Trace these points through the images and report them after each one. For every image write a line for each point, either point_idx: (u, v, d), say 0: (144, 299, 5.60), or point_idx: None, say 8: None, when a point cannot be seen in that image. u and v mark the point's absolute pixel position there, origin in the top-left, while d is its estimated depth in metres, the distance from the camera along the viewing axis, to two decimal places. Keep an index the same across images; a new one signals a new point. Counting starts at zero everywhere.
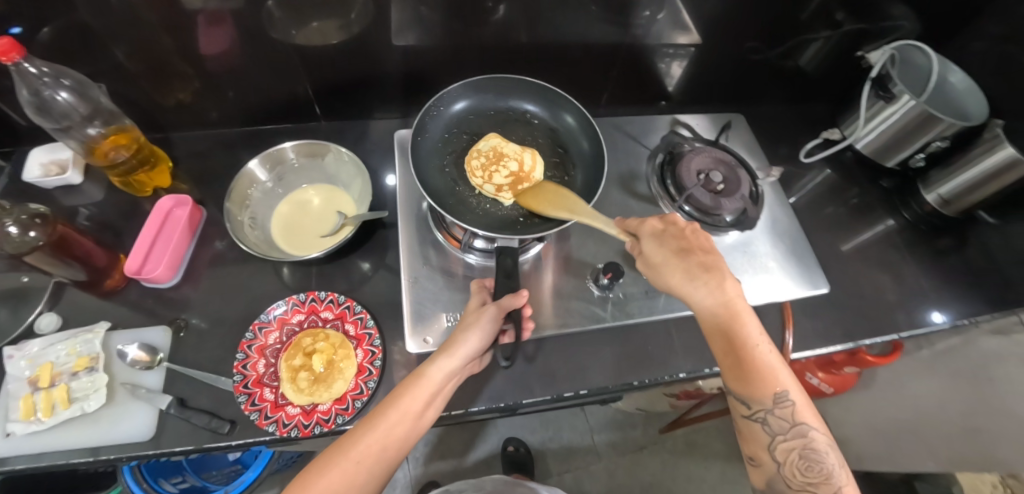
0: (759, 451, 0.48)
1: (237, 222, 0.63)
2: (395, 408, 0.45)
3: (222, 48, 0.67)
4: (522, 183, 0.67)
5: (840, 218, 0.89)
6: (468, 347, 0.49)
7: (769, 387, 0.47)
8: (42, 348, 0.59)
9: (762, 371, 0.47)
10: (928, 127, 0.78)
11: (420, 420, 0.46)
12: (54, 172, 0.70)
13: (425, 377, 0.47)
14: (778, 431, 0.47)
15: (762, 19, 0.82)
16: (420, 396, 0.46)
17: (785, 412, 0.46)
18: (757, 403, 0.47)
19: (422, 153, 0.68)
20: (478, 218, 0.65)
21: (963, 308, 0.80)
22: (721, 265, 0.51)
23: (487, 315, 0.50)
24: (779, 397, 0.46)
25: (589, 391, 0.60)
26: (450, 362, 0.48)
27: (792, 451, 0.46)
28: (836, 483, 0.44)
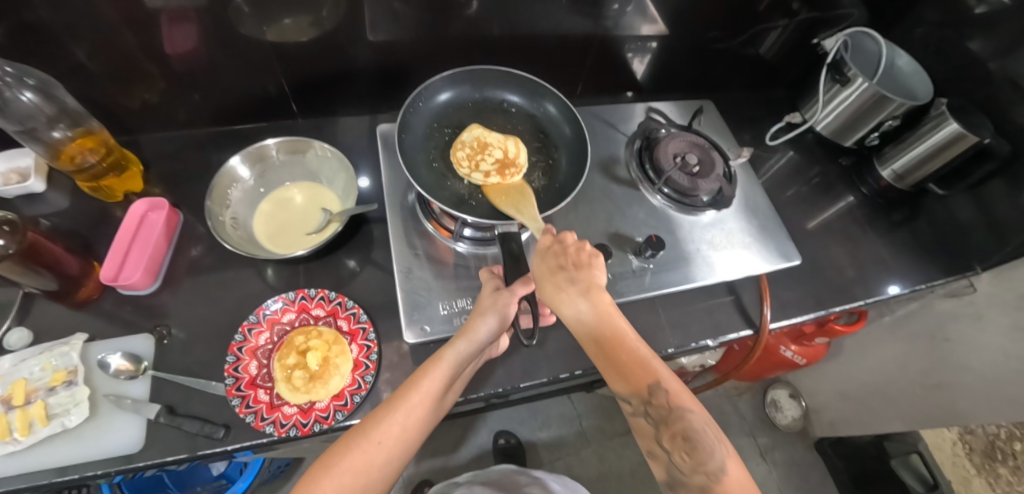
0: (651, 444, 0.44)
1: (219, 222, 0.61)
2: (416, 391, 0.46)
3: (190, 47, 0.65)
4: (508, 169, 0.66)
5: (804, 197, 0.94)
6: (486, 330, 0.50)
7: (640, 377, 0.44)
8: (14, 364, 0.56)
9: (632, 363, 0.45)
10: (882, 106, 0.84)
11: (438, 403, 0.47)
12: (14, 180, 0.66)
13: (444, 359, 0.48)
14: (656, 419, 0.43)
15: (724, 9, 0.86)
16: (438, 378, 0.47)
17: (660, 398, 0.43)
18: (634, 395, 0.44)
19: (407, 147, 0.68)
20: (468, 207, 0.66)
21: (918, 274, 0.86)
22: (589, 273, 0.50)
23: (504, 299, 0.51)
24: (651, 384, 0.44)
25: (584, 371, 0.62)
26: (468, 347, 0.49)
27: (675, 435, 0.42)
28: (720, 459, 0.40)
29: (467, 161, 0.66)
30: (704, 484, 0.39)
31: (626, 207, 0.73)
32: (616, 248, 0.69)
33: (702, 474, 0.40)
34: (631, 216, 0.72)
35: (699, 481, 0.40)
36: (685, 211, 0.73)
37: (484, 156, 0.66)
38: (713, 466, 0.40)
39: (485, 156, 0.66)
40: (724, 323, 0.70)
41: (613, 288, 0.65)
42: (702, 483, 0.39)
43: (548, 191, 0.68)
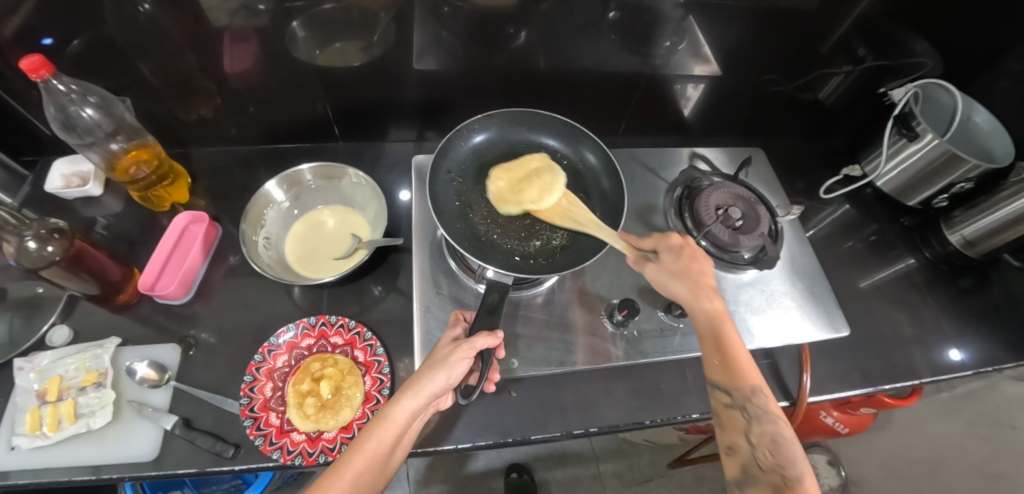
0: (736, 437, 0.47)
1: (251, 242, 0.63)
2: (362, 457, 0.43)
3: (245, 67, 0.68)
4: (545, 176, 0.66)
5: (858, 255, 0.87)
6: (434, 386, 0.46)
7: (748, 377, 0.47)
8: (51, 361, 0.59)
9: (744, 362, 0.49)
10: (953, 167, 0.76)
11: (384, 466, 0.44)
12: (75, 183, 0.71)
13: (387, 419, 0.45)
14: (753, 415, 0.46)
15: (783, 52, 0.82)
16: (384, 440, 0.44)
17: (761, 402, 0.47)
18: (735, 390, 0.48)
19: (438, 176, 0.67)
20: (482, 248, 0.63)
21: (987, 353, 0.77)
22: (710, 278, 0.54)
23: (457, 353, 0.47)
24: (756, 387, 0.47)
25: (600, 430, 0.58)
26: (414, 401, 0.45)
27: (764, 436, 0.45)
28: (803, 470, 0.43)
29: (535, 193, 0.64)
30: (777, 482, 0.42)
31: None
32: (647, 302, 0.63)
33: (778, 473, 0.43)
34: None
35: (773, 478, 0.43)
36: (724, 268, 0.69)
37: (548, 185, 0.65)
38: (792, 470, 0.43)
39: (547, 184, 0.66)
40: None
41: (637, 347, 0.60)
42: (777, 480, 0.42)
43: (568, 253, 0.63)
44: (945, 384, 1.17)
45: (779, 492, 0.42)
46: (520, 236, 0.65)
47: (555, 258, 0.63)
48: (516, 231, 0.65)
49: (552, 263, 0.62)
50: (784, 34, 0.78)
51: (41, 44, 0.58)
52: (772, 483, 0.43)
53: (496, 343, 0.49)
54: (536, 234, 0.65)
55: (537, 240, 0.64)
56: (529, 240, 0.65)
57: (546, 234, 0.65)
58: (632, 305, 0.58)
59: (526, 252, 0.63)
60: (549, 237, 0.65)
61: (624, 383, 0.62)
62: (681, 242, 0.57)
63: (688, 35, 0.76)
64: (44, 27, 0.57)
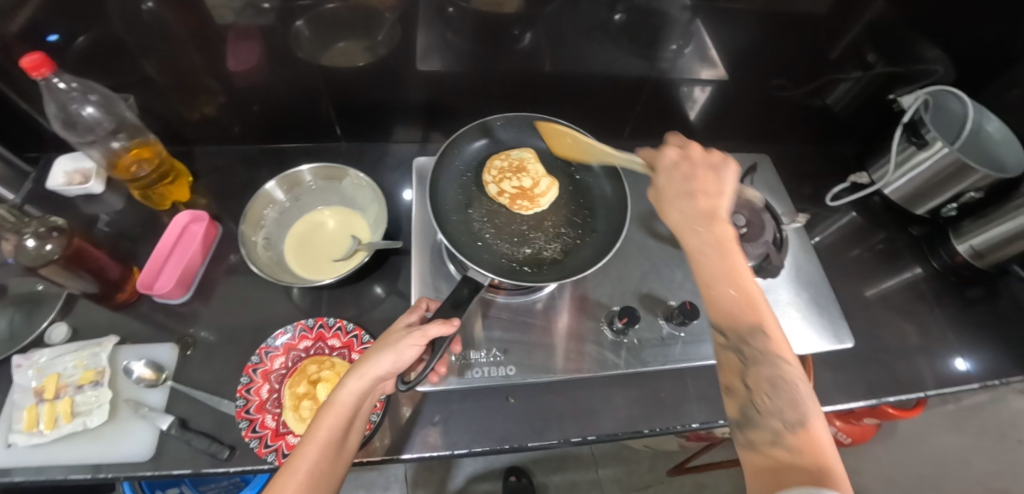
0: (731, 377, 0.42)
1: (249, 242, 0.62)
2: (315, 446, 0.41)
3: (249, 66, 0.67)
4: (521, 200, 0.66)
5: (864, 264, 0.86)
6: (380, 368, 0.45)
7: (744, 316, 0.42)
8: (50, 358, 0.59)
9: (741, 298, 0.42)
10: (963, 177, 0.75)
11: (340, 451, 0.43)
12: (77, 181, 0.71)
13: (335, 405, 0.43)
14: (750, 355, 0.41)
15: (791, 57, 0.81)
16: (334, 425, 0.42)
17: (761, 343, 0.41)
18: (730, 331, 0.42)
19: (449, 169, 0.69)
20: (472, 249, 0.62)
21: (996, 367, 0.76)
22: (719, 204, 0.48)
23: (407, 339, 0.46)
24: (755, 327, 0.41)
25: (599, 438, 0.57)
26: (360, 384, 0.44)
27: (759, 376, 0.40)
28: (804, 408, 0.38)
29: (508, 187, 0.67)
30: (777, 427, 0.38)
31: (663, 267, 0.66)
32: (647, 310, 0.62)
33: (776, 415, 0.38)
34: (669, 277, 0.66)
35: (772, 421, 0.38)
36: None
37: (532, 195, 0.67)
38: (791, 413, 0.38)
39: (529, 195, 0.67)
40: None
41: (637, 356, 0.59)
42: (776, 428, 0.38)
43: (561, 263, 0.62)
44: (951, 397, 1.15)
45: (780, 437, 0.38)
46: (513, 240, 0.64)
47: (556, 265, 0.61)
48: (509, 235, 0.64)
49: (552, 270, 0.61)
50: (793, 39, 0.77)
51: (47, 40, 0.57)
52: (772, 428, 0.38)
53: (452, 330, 0.48)
54: (528, 242, 0.64)
55: (527, 248, 0.63)
56: (520, 247, 0.63)
57: (539, 244, 0.64)
58: (632, 313, 0.57)
59: (514, 257, 0.62)
60: (541, 247, 0.63)
61: (622, 391, 0.61)
62: (676, 158, 0.52)
63: (695, 38, 0.75)
64: (51, 23, 0.56)
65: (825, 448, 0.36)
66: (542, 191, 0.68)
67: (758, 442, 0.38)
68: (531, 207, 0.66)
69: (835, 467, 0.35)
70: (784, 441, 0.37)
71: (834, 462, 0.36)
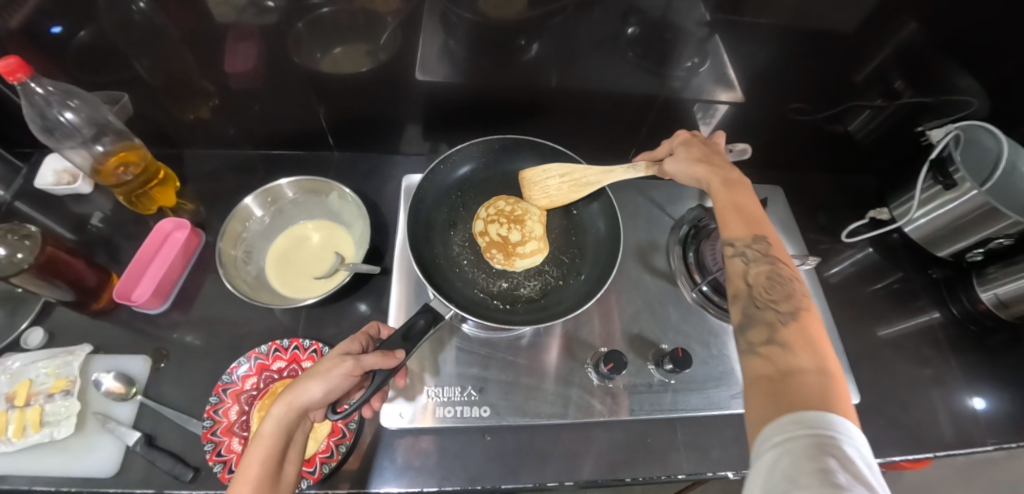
0: (735, 283, 0.47)
1: (228, 255, 0.61)
2: (245, 483, 0.38)
3: (244, 68, 0.65)
4: (497, 250, 0.63)
5: (878, 305, 0.81)
6: (308, 397, 0.42)
7: (749, 228, 0.48)
8: (23, 365, 0.58)
9: (745, 216, 0.49)
10: (990, 222, 0.70)
11: (275, 488, 0.40)
12: (65, 180, 0.70)
13: (260, 436, 0.41)
14: (751, 259, 0.46)
15: (813, 80, 0.76)
16: (263, 460, 0.40)
17: (763, 247, 0.47)
18: (740, 239, 0.48)
19: (438, 186, 0.66)
20: (448, 276, 0.60)
21: (1014, 428, 0.70)
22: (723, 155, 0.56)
23: (336, 366, 0.43)
24: (759, 237, 0.47)
25: (576, 484, 0.54)
26: (288, 414, 0.42)
27: (761, 275, 0.46)
28: (798, 303, 0.44)
29: (497, 229, 0.64)
30: (773, 320, 0.43)
31: (658, 304, 0.63)
32: (637, 351, 0.59)
33: (773, 310, 0.43)
34: (662, 315, 0.63)
35: (768, 314, 0.43)
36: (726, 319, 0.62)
37: (511, 252, 0.63)
38: (786, 306, 0.43)
39: (506, 251, 0.63)
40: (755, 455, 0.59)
41: (622, 400, 0.56)
42: (772, 317, 0.43)
43: (542, 300, 0.60)
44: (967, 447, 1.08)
45: (775, 330, 0.42)
46: (490, 271, 0.62)
47: (531, 303, 0.59)
48: (488, 265, 0.62)
49: (529, 310, 0.58)
50: (817, 61, 0.72)
51: (50, 31, 0.56)
52: (768, 320, 0.43)
53: (393, 364, 0.45)
54: (506, 275, 0.62)
55: (503, 281, 0.61)
56: (496, 280, 0.61)
57: (517, 279, 0.61)
58: (619, 358, 0.54)
59: (488, 289, 0.60)
60: (518, 282, 0.61)
61: (606, 435, 0.57)
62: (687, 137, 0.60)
63: (712, 56, 0.71)
64: (56, 13, 0.55)
65: (819, 337, 0.41)
66: (524, 252, 0.63)
67: (756, 337, 0.42)
68: (506, 264, 0.62)
69: (825, 360, 0.39)
70: (779, 331, 0.42)
71: (823, 350, 0.40)
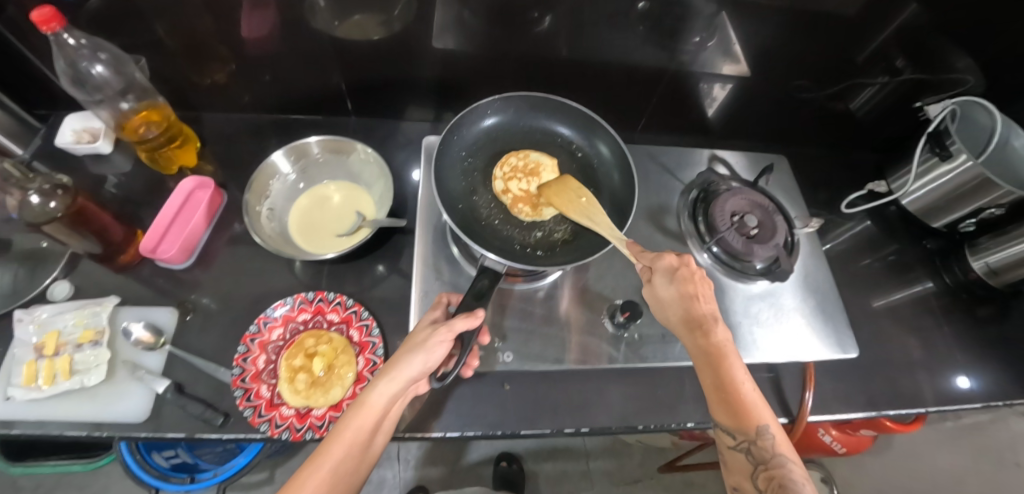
0: (742, 478, 0.44)
1: (254, 212, 0.62)
2: (341, 446, 0.41)
3: (262, 33, 0.66)
4: (524, 204, 0.64)
5: (874, 275, 0.85)
6: (411, 370, 0.44)
7: (751, 418, 0.44)
8: (51, 315, 0.59)
9: (743, 401, 0.45)
10: (983, 192, 0.73)
11: (367, 451, 0.43)
12: (85, 139, 0.71)
13: (363, 405, 0.43)
14: (758, 460, 0.43)
15: (816, 58, 0.78)
16: (361, 427, 0.43)
17: (768, 443, 0.43)
18: (740, 434, 0.44)
19: (449, 152, 0.66)
20: (482, 233, 0.61)
21: (999, 388, 0.75)
22: (711, 305, 0.49)
23: (436, 337, 0.45)
24: (762, 428, 0.44)
25: (592, 430, 0.57)
26: (391, 387, 0.44)
27: (771, 480, 0.42)
28: None
29: (518, 185, 0.65)
30: None
31: None
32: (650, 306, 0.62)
33: None
34: None
35: None
36: (734, 277, 0.66)
37: (536, 203, 0.64)
38: None
39: (533, 202, 0.64)
40: None
41: (637, 349, 0.59)
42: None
43: (569, 246, 0.61)
44: (952, 415, 1.13)
45: None
46: (521, 224, 0.63)
47: (553, 252, 0.61)
48: (517, 220, 0.64)
49: (563, 255, 0.60)
50: (820, 39, 0.74)
51: None
52: None
53: (477, 323, 0.47)
54: (538, 225, 0.63)
55: (537, 231, 0.63)
56: (530, 231, 0.63)
57: (549, 226, 0.63)
58: (635, 307, 0.57)
59: (526, 242, 0.62)
60: (550, 230, 0.63)
61: (620, 386, 0.60)
62: (675, 263, 0.51)
63: (719, 32, 0.73)
64: None
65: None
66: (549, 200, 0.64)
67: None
68: (531, 215, 0.63)
69: None
70: None
71: None
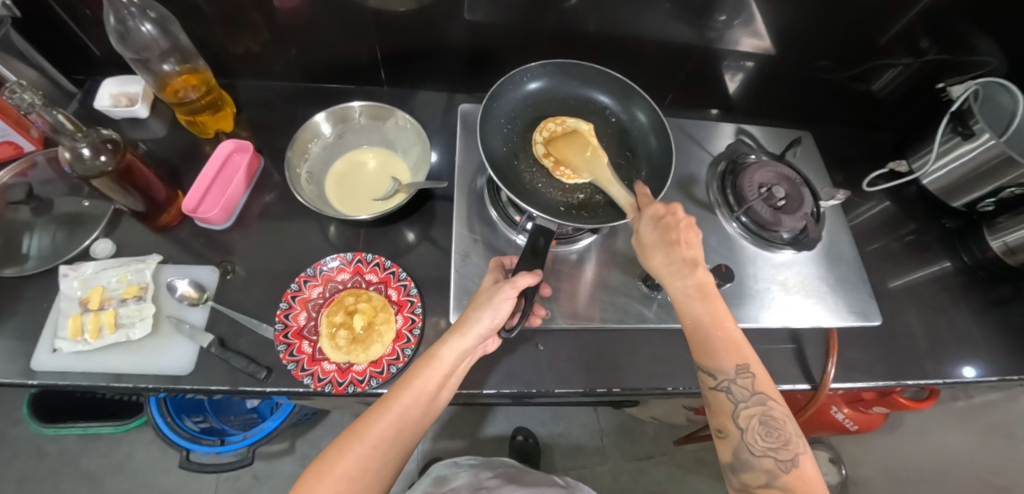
0: (724, 421, 0.44)
1: (294, 173, 0.63)
2: (411, 392, 0.43)
3: (297, 2, 0.67)
4: (564, 167, 0.65)
5: (892, 253, 0.86)
6: (480, 325, 0.46)
7: (732, 357, 0.45)
8: (95, 271, 0.61)
9: (723, 340, 0.45)
10: (1004, 172, 0.74)
11: (433, 402, 0.44)
12: (123, 103, 0.72)
13: (434, 357, 0.45)
14: (740, 399, 0.43)
15: (842, 37, 0.79)
16: (432, 378, 0.44)
17: (749, 381, 0.44)
18: (722, 373, 0.44)
19: (490, 120, 0.67)
20: (526, 194, 0.63)
21: (1013, 364, 0.76)
22: (695, 249, 0.50)
23: (501, 293, 0.47)
24: (745, 366, 0.44)
25: (623, 390, 0.58)
26: (461, 341, 0.46)
27: (753, 417, 0.43)
28: (794, 450, 0.41)
29: (558, 150, 0.66)
30: (771, 466, 0.41)
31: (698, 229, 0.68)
32: None
33: (771, 457, 0.41)
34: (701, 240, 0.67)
35: (767, 463, 0.41)
36: (761, 246, 0.68)
37: (576, 166, 0.65)
38: (783, 454, 0.41)
39: (573, 165, 0.65)
40: (780, 372, 0.64)
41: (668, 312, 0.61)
42: (771, 466, 0.41)
43: (611, 207, 0.63)
44: None
45: (774, 477, 0.41)
46: (563, 187, 0.64)
47: (594, 213, 0.62)
48: (560, 184, 0.65)
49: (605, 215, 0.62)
50: (846, 18, 0.75)
51: None
52: (766, 468, 0.41)
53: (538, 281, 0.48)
54: (580, 188, 0.65)
55: (580, 193, 0.64)
56: (573, 193, 0.64)
57: (590, 189, 0.64)
58: None
59: (570, 203, 0.63)
60: (592, 192, 0.64)
61: (651, 349, 0.61)
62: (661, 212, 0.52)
63: (746, 10, 0.73)
64: None
65: (815, 482, 0.40)
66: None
67: (751, 480, 0.42)
68: (572, 177, 0.64)
69: None
70: (778, 480, 0.40)
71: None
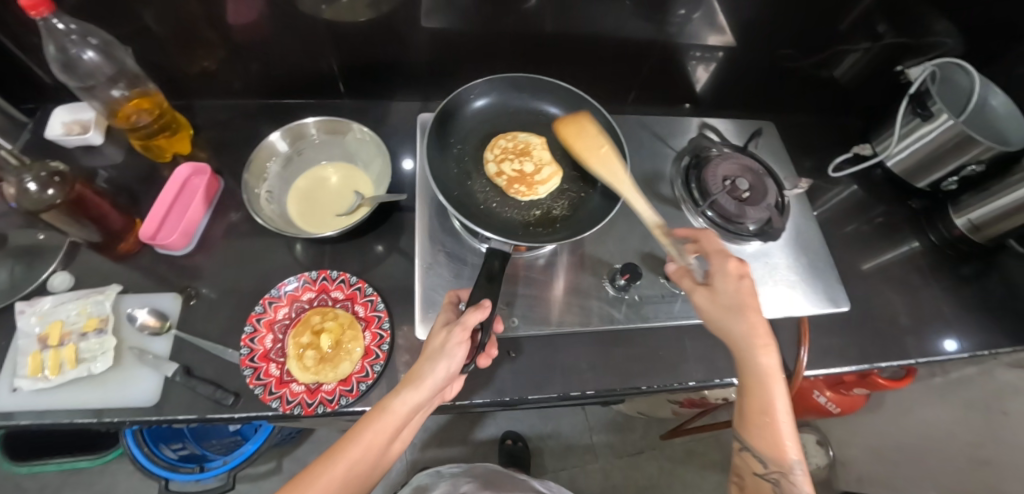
0: None
1: (253, 194, 0.62)
2: (358, 446, 0.42)
3: (250, 18, 0.66)
4: (519, 184, 0.65)
5: (862, 236, 0.87)
6: (435, 379, 0.43)
7: (781, 453, 0.47)
8: (53, 306, 0.59)
9: (776, 437, 0.47)
10: (963, 150, 0.75)
11: (384, 452, 0.43)
12: (76, 131, 0.70)
13: (385, 410, 0.43)
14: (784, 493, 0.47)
15: (800, 25, 0.80)
16: (383, 430, 0.43)
17: (797, 478, 0.47)
18: (773, 464, 0.48)
19: (441, 142, 0.67)
20: (483, 215, 0.62)
21: (983, 339, 0.77)
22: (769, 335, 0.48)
23: (452, 338, 0.44)
24: (793, 464, 0.47)
25: (596, 392, 0.58)
26: (415, 395, 0.43)
27: None
28: None
29: (511, 168, 0.66)
30: None
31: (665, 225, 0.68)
32: (649, 268, 0.64)
33: None
34: None
35: None
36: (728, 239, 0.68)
37: (530, 182, 0.66)
38: None
39: (528, 181, 0.65)
40: None
41: (636, 311, 0.61)
42: None
43: (569, 220, 0.63)
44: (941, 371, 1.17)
45: None
46: (519, 206, 0.64)
47: (555, 228, 0.62)
48: (516, 202, 0.65)
49: (564, 230, 0.62)
50: (802, 7, 0.76)
51: None
52: None
53: (489, 315, 0.46)
54: (536, 204, 0.65)
55: (536, 210, 0.64)
56: (530, 210, 0.64)
57: (546, 203, 0.65)
58: (635, 269, 0.59)
59: (527, 220, 0.63)
60: (549, 206, 0.65)
61: (623, 349, 0.61)
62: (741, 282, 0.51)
63: (704, 4, 0.74)
64: None
65: None
66: (542, 179, 0.66)
67: None
68: (527, 194, 0.65)
69: None
70: None
71: None
